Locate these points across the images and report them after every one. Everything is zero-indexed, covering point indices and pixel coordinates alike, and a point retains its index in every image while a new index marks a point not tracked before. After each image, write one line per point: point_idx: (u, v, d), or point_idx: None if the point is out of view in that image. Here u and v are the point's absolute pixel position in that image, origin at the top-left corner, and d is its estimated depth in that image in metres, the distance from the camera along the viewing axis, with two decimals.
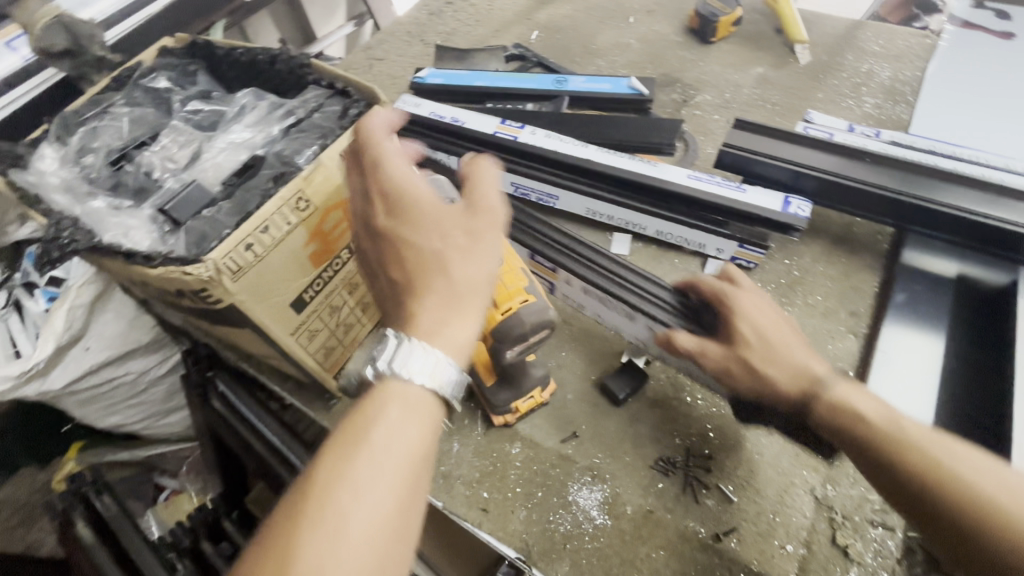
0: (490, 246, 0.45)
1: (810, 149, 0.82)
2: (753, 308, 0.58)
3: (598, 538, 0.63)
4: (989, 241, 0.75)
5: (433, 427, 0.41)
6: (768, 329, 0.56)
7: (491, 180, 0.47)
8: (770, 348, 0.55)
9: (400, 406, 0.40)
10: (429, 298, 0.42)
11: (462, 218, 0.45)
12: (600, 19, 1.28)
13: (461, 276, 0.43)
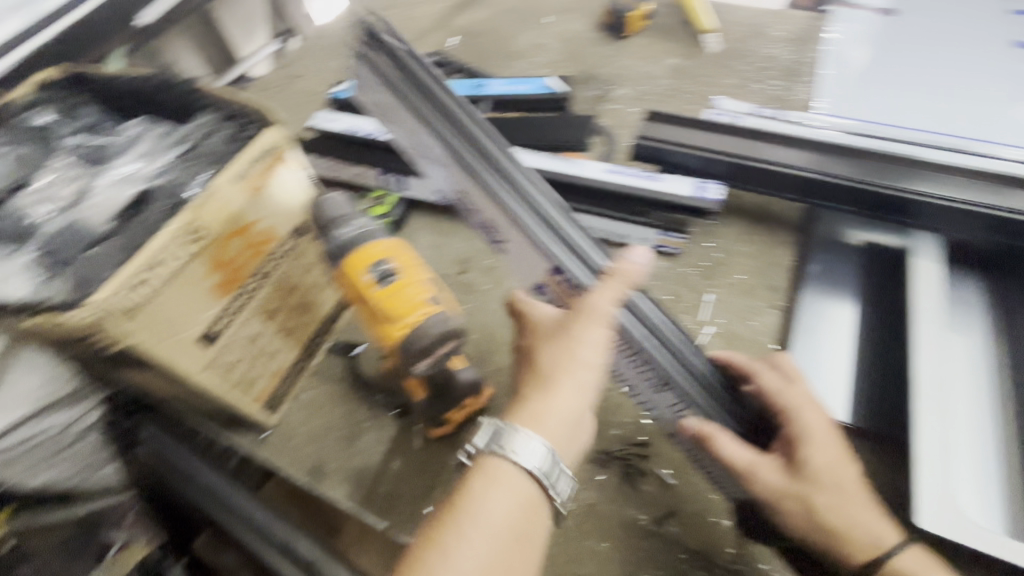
0: (590, 335, 0.50)
1: (717, 135, 0.84)
2: (819, 422, 0.55)
3: (543, 538, 0.63)
4: (880, 207, 0.78)
5: (527, 506, 0.44)
6: (841, 478, 0.53)
7: (611, 288, 0.52)
8: (842, 500, 0.52)
9: (498, 477, 0.44)
10: (537, 387, 0.49)
11: (565, 324, 0.52)
12: (517, 21, 1.29)
13: (564, 365, 0.49)
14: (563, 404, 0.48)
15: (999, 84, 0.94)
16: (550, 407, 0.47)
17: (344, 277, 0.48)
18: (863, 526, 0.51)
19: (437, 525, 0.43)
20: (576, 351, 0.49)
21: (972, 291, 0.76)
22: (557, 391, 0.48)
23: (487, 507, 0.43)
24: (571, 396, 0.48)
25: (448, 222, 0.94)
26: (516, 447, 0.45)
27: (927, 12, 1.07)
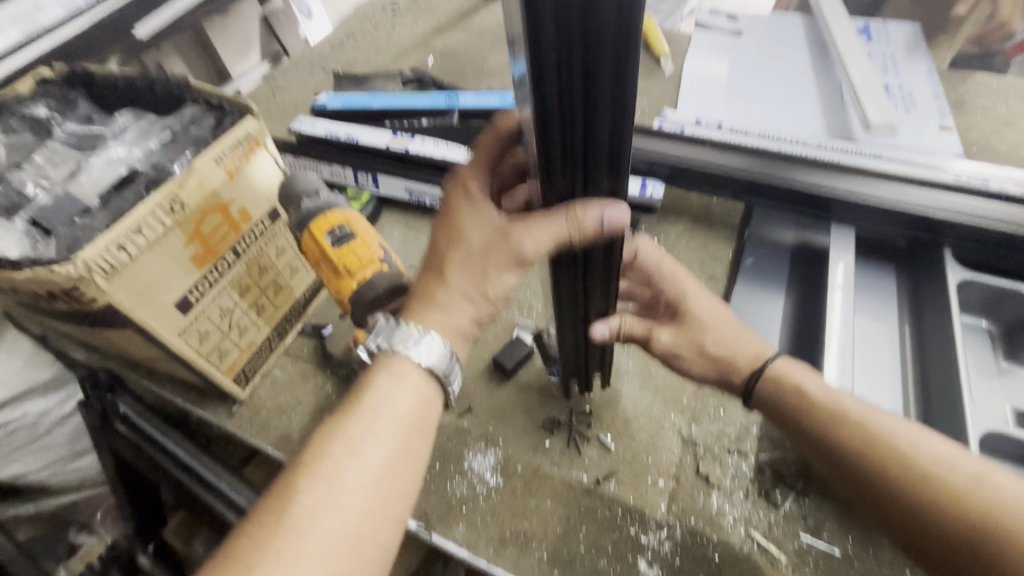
0: (500, 277, 0.50)
1: (661, 141, 0.93)
2: (688, 283, 0.66)
3: (490, 496, 0.68)
4: (807, 204, 0.87)
5: (419, 395, 0.50)
6: (717, 314, 0.64)
7: (547, 229, 0.48)
8: (730, 334, 0.63)
9: (399, 374, 0.49)
10: (430, 297, 0.52)
11: (494, 244, 0.50)
12: (491, 44, 1.40)
13: (460, 284, 0.51)
14: (456, 318, 0.51)
15: (824, 96, 1.12)
16: (444, 321, 0.51)
17: (307, 239, 0.55)
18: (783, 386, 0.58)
19: (343, 413, 0.48)
20: (486, 276, 0.50)
21: (889, 279, 0.84)
22: (451, 301, 0.51)
23: (391, 397, 0.48)
24: (471, 310, 0.51)
25: (418, 219, 1.01)
26: (413, 347, 0.49)
27: (798, 40, 1.27)
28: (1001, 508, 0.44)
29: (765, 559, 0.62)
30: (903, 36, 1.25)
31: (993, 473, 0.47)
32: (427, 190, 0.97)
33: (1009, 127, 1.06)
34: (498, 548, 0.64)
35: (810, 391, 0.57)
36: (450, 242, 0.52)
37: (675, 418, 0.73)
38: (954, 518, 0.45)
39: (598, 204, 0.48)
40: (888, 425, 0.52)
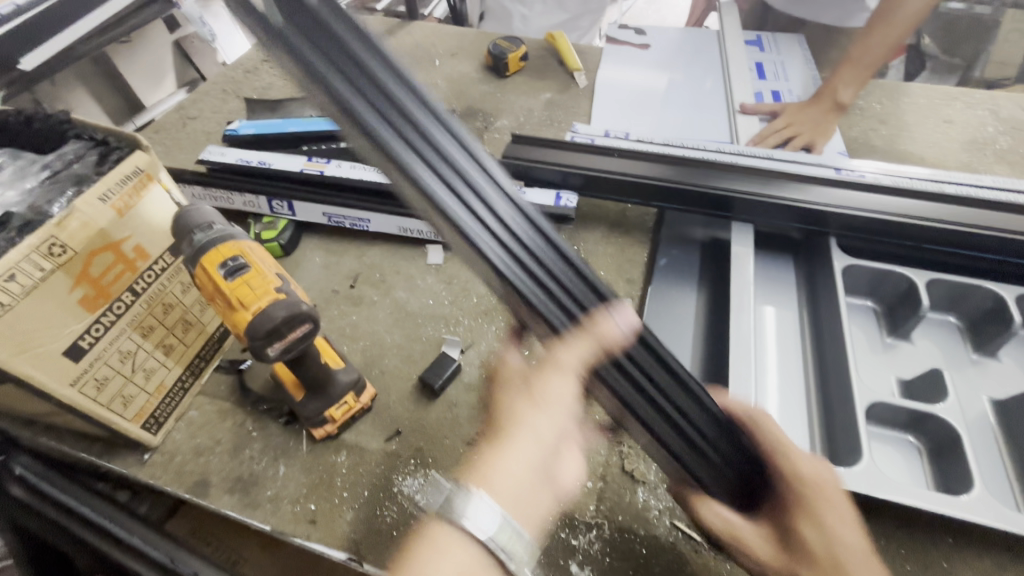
0: (554, 386, 0.54)
1: (573, 152, 0.96)
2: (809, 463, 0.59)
3: (421, 518, 0.67)
4: (709, 206, 0.91)
5: (479, 564, 0.46)
6: (826, 480, 0.57)
7: (568, 351, 0.55)
8: (831, 507, 0.55)
9: (450, 538, 0.47)
10: (495, 442, 0.53)
11: (533, 383, 0.54)
12: (410, 66, 1.42)
13: (525, 412, 0.53)
14: (523, 456, 0.51)
15: (727, 104, 1.21)
16: (504, 458, 0.51)
17: (201, 274, 0.53)
18: (848, 550, 0.53)
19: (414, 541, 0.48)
20: (555, 398, 0.53)
21: (787, 270, 0.91)
22: (523, 443, 0.52)
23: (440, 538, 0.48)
24: (544, 427, 0.52)
25: (339, 243, 1.00)
26: (461, 508, 0.47)
27: (696, 51, 1.36)
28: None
29: (689, 547, 0.65)
30: (790, 46, 1.37)
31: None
32: (344, 213, 0.97)
33: (884, 125, 1.18)
34: None
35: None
36: (501, 418, 0.54)
37: (600, 419, 0.76)
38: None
39: (608, 317, 0.58)
40: None
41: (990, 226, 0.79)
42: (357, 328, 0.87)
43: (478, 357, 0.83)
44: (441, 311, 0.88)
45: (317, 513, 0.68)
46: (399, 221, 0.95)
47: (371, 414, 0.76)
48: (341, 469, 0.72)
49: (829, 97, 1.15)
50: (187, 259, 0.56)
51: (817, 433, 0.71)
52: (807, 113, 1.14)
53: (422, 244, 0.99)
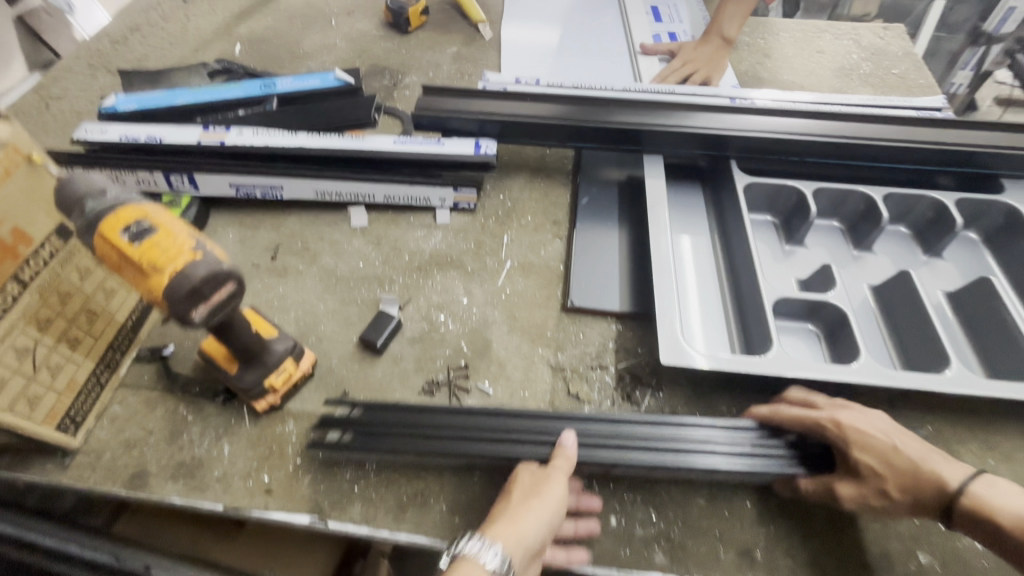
0: (553, 494, 0.59)
1: (487, 100, 0.97)
2: (848, 415, 0.62)
3: (381, 469, 0.68)
4: (621, 141, 0.95)
5: None
6: (866, 420, 0.62)
7: (554, 490, 0.60)
8: (863, 434, 0.60)
9: None
10: (501, 516, 0.58)
11: (528, 489, 0.60)
12: (305, 27, 1.34)
13: (525, 500, 0.59)
14: (520, 540, 0.56)
15: (629, 49, 1.25)
16: (515, 534, 0.56)
17: (100, 244, 0.49)
18: (901, 456, 0.59)
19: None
20: (548, 499, 0.59)
21: (696, 195, 0.98)
22: (527, 522, 0.57)
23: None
24: (548, 518, 0.57)
25: (253, 215, 0.94)
26: (487, 553, 0.54)
27: None
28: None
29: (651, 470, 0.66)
30: None
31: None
32: (253, 182, 0.91)
33: (768, 58, 1.28)
34: (397, 516, 0.65)
35: (957, 476, 0.58)
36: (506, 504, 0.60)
37: (543, 351, 0.79)
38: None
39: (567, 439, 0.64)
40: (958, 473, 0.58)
41: (859, 136, 0.90)
42: (287, 299, 0.84)
43: (418, 311, 0.83)
44: (374, 271, 0.87)
45: (272, 482, 0.67)
46: (315, 184, 0.91)
47: (315, 381, 0.75)
48: (292, 437, 0.70)
49: (717, 36, 1.23)
50: (80, 235, 0.51)
51: (734, 334, 0.79)
52: (700, 51, 1.21)
53: (343, 208, 0.96)
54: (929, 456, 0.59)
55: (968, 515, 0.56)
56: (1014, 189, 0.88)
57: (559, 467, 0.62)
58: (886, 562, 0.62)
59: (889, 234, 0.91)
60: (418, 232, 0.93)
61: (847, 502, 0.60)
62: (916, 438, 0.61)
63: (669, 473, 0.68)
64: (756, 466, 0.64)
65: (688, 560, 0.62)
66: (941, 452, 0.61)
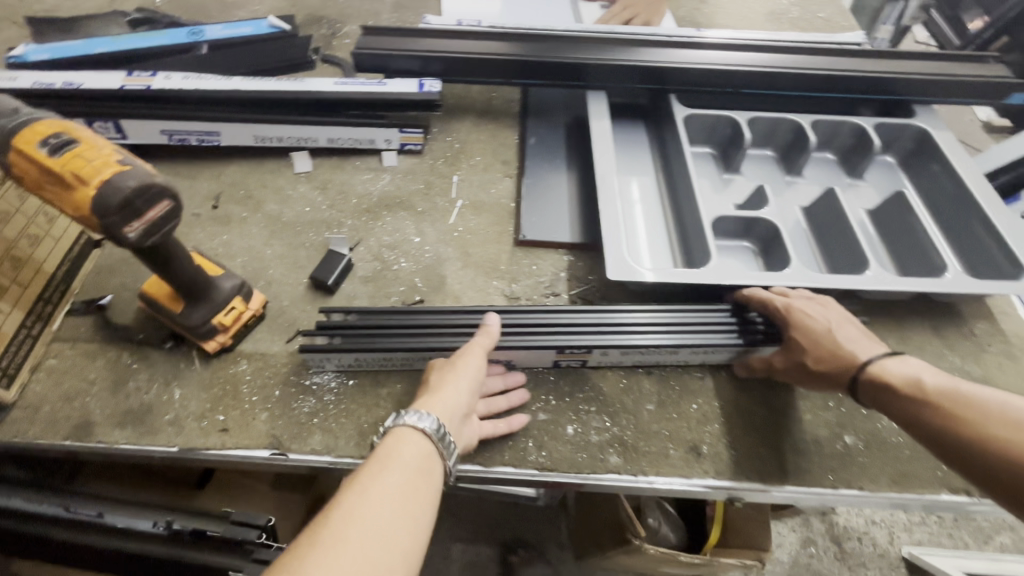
0: (471, 366, 0.64)
1: (429, 38, 0.95)
2: (800, 297, 0.70)
3: (340, 400, 0.68)
4: (565, 77, 0.96)
5: (417, 469, 0.56)
6: (811, 302, 0.69)
7: (472, 362, 0.64)
8: (800, 317, 0.67)
9: (398, 448, 0.57)
10: (424, 393, 0.63)
11: (445, 365, 0.65)
12: None
13: (445, 375, 0.64)
14: (446, 406, 0.61)
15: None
16: (440, 400, 0.61)
17: (21, 165, 0.47)
18: (827, 331, 0.66)
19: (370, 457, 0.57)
20: (467, 372, 0.64)
21: (639, 131, 1.00)
22: (448, 394, 0.62)
23: (401, 445, 0.57)
24: (465, 387, 0.63)
25: (189, 165, 0.90)
26: (414, 421, 0.58)
27: None
28: (983, 417, 0.54)
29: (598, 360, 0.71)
30: None
31: (980, 389, 0.57)
32: (187, 128, 0.87)
33: (704, 4, 1.31)
34: (360, 442, 0.66)
35: (871, 356, 0.64)
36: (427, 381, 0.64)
37: (497, 283, 0.81)
38: (955, 420, 0.55)
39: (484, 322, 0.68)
40: (903, 361, 0.62)
41: (786, 67, 0.95)
42: (231, 246, 0.81)
43: (369, 251, 0.82)
44: (323, 215, 0.86)
45: (228, 421, 0.66)
46: (254, 129, 0.88)
47: (266, 322, 0.74)
48: (246, 377, 0.69)
49: None
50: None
51: (677, 254, 0.83)
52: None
53: (286, 155, 0.93)
54: (856, 340, 0.66)
55: (867, 383, 0.62)
56: (922, 114, 0.96)
57: (473, 344, 0.66)
58: (816, 446, 0.68)
59: (816, 161, 0.98)
60: (365, 176, 0.92)
61: (779, 371, 0.70)
62: (859, 327, 0.67)
63: (621, 385, 0.72)
64: (702, 347, 0.70)
65: (641, 460, 0.66)
66: (879, 342, 0.66)
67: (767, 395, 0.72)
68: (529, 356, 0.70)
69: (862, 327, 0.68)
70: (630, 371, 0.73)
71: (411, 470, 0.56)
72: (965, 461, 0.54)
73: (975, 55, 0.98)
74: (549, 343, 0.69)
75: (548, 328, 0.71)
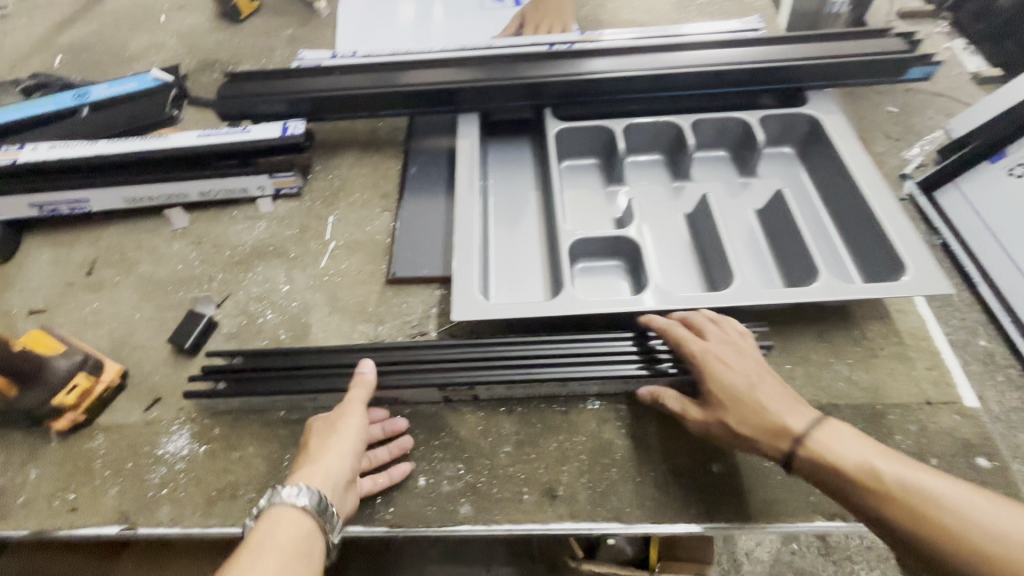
0: (350, 426, 0.62)
1: (295, 80, 0.94)
2: (716, 344, 0.64)
3: (191, 468, 0.68)
4: (438, 103, 0.93)
5: (298, 547, 0.56)
6: (728, 352, 0.63)
7: (352, 420, 0.63)
8: (722, 369, 0.61)
9: (278, 533, 0.55)
10: (305, 462, 0.60)
11: (325, 427, 0.63)
12: (131, 28, 1.27)
13: (326, 438, 0.61)
14: (329, 474, 0.58)
15: (467, 9, 1.23)
16: (321, 470, 0.58)
17: None
18: (750, 390, 0.60)
19: (246, 539, 0.56)
20: (342, 435, 0.62)
21: (524, 148, 0.97)
22: (327, 459, 0.59)
23: (275, 528, 0.55)
24: (349, 449, 0.61)
25: (69, 232, 0.91)
26: (294, 500, 0.56)
27: None
28: (944, 516, 0.50)
29: (474, 391, 0.69)
30: None
31: (933, 479, 0.52)
32: (56, 199, 0.87)
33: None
34: (206, 510, 0.65)
35: (799, 423, 0.57)
36: (310, 445, 0.62)
37: (364, 327, 0.79)
38: (913, 514, 0.51)
39: (361, 368, 0.67)
40: (841, 432, 0.57)
41: (664, 67, 0.90)
42: (101, 313, 0.81)
43: (237, 305, 0.81)
44: (194, 271, 0.85)
45: (78, 499, 0.66)
46: (122, 192, 0.88)
47: (125, 392, 0.74)
48: (100, 451, 0.69)
49: None
50: None
51: (546, 277, 0.79)
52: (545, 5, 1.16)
53: (163, 212, 0.92)
54: (779, 398, 0.60)
55: (803, 455, 0.56)
56: (814, 101, 0.91)
57: (351, 400, 0.64)
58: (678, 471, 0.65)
59: (706, 161, 0.93)
60: (241, 225, 0.91)
61: (693, 423, 0.63)
62: (779, 383, 0.62)
63: (479, 427, 0.69)
64: (569, 377, 0.68)
65: (493, 508, 0.63)
66: (802, 401, 0.61)
67: (631, 425, 0.69)
68: (414, 393, 0.69)
69: (784, 385, 0.62)
70: (508, 405, 0.71)
71: (287, 555, 0.55)
72: (914, 547, 0.51)
73: (872, 30, 0.92)
74: (428, 379, 0.69)
75: (428, 363, 0.70)
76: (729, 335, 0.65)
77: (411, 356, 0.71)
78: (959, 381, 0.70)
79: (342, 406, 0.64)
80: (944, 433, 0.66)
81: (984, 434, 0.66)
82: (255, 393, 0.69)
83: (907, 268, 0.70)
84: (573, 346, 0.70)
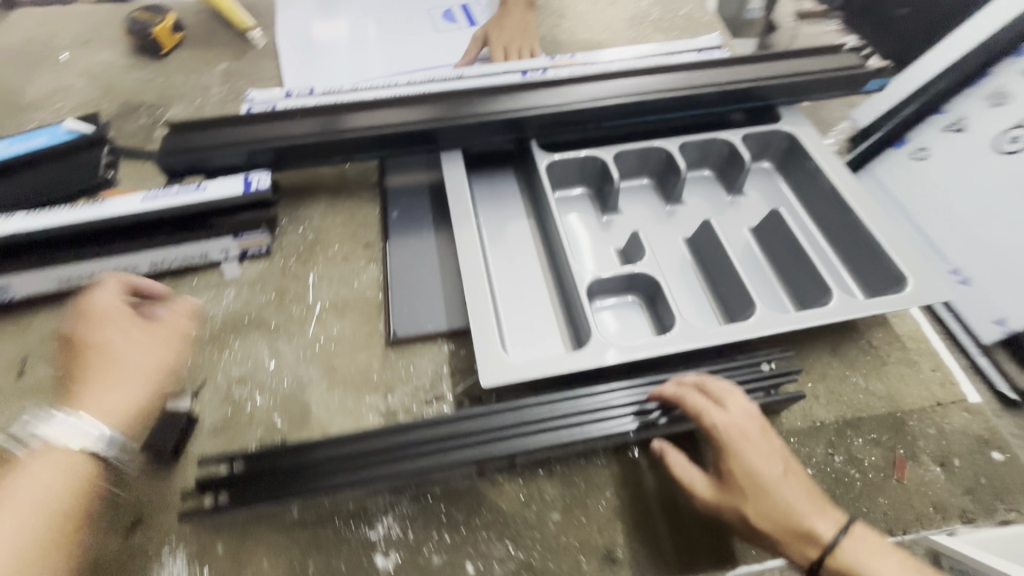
0: (148, 337, 0.64)
1: (251, 125, 0.83)
2: (736, 418, 0.61)
3: None
4: (416, 142, 0.87)
5: (73, 489, 0.55)
6: (749, 429, 0.60)
7: (166, 351, 0.65)
8: (748, 456, 0.59)
9: (52, 459, 0.55)
10: (100, 372, 0.61)
11: (143, 338, 0.64)
12: (26, 70, 1.09)
13: (132, 353, 0.63)
14: (121, 396, 0.60)
15: (421, 33, 1.16)
16: (117, 394, 0.60)
17: None
18: (772, 478, 0.58)
19: (12, 471, 0.55)
20: (149, 352, 0.64)
21: (509, 181, 0.93)
22: (132, 384, 0.61)
23: (46, 470, 0.55)
24: (157, 368, 0.63)
25: None
26: (78, 435, 0.56)
27: None
28: None
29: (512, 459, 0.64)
30: None
31: None
32: None
33: (564, 18, 1.24)
34: None
35: (820, 526, 0.57)
36: (101, 341, 0.62)
37: (372, 399, 0.71)
38: None
39: (186, 303, 0.69)
40: (860, 537, 0.57)
41: (645, 91, 0.89)
42: None
43: (217, 391, 0.71)
44: None
45: None
46: (54, 272, 0.74)
47: (95, 516, 0.62)
48: None
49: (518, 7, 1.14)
50: None
51: (562, 321, 0.75)
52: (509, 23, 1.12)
53: None
54: (799, 492, 0.58)
55: (825, 563, 0.56)
56: (787, 117, 0.93)
57: (173, 323, 0.68)
58: (691, 542, 0.62)
59: (692, 181, 0.94)
60: (206, 295, 0.79)
61: (703, 503, 0.60)
62: (798, 472, 0.61)
63: (521, 496, 0.64)
64: (611, 430, 0.65)
65: None
66: (820, 495, 0.60)
67: None
68: (447, 471, 0.63)
69: (801, 474, 0.61)
70: (548, 466, 0.66)
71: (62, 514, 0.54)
72: None
73: (828, 47, 0.97)
74: (463, 454, 0.63)
75: (459, 436, 0.64)
76: (753, 412, 0.62)
77: (439, 430, 0.64)
78: (961, 379, 0.74)
79: (156, 332, 0.66)
80: (958, 433, 0.70)
81: (991, 428, 0.70)
82: (265, 499, 0.60)
83: (910, 280, 0.73)
84: (609, 395, 0.67)
